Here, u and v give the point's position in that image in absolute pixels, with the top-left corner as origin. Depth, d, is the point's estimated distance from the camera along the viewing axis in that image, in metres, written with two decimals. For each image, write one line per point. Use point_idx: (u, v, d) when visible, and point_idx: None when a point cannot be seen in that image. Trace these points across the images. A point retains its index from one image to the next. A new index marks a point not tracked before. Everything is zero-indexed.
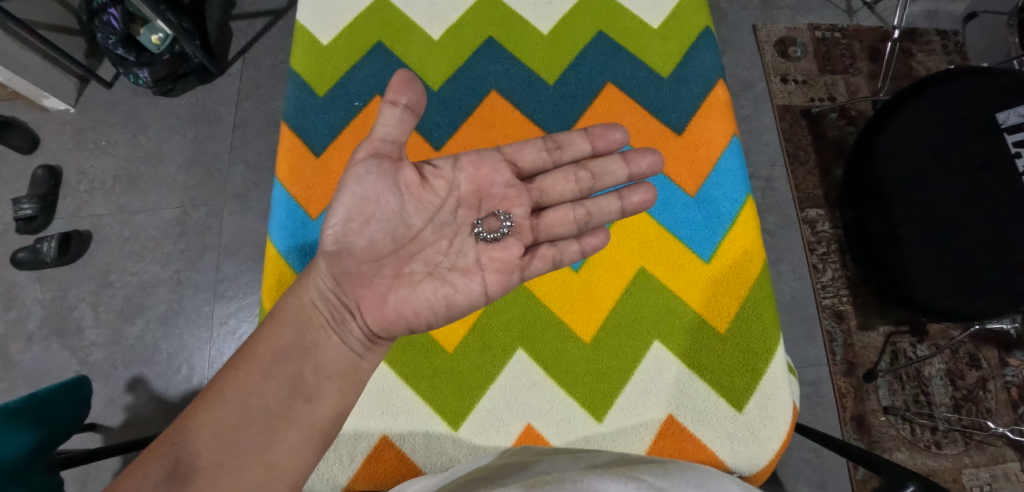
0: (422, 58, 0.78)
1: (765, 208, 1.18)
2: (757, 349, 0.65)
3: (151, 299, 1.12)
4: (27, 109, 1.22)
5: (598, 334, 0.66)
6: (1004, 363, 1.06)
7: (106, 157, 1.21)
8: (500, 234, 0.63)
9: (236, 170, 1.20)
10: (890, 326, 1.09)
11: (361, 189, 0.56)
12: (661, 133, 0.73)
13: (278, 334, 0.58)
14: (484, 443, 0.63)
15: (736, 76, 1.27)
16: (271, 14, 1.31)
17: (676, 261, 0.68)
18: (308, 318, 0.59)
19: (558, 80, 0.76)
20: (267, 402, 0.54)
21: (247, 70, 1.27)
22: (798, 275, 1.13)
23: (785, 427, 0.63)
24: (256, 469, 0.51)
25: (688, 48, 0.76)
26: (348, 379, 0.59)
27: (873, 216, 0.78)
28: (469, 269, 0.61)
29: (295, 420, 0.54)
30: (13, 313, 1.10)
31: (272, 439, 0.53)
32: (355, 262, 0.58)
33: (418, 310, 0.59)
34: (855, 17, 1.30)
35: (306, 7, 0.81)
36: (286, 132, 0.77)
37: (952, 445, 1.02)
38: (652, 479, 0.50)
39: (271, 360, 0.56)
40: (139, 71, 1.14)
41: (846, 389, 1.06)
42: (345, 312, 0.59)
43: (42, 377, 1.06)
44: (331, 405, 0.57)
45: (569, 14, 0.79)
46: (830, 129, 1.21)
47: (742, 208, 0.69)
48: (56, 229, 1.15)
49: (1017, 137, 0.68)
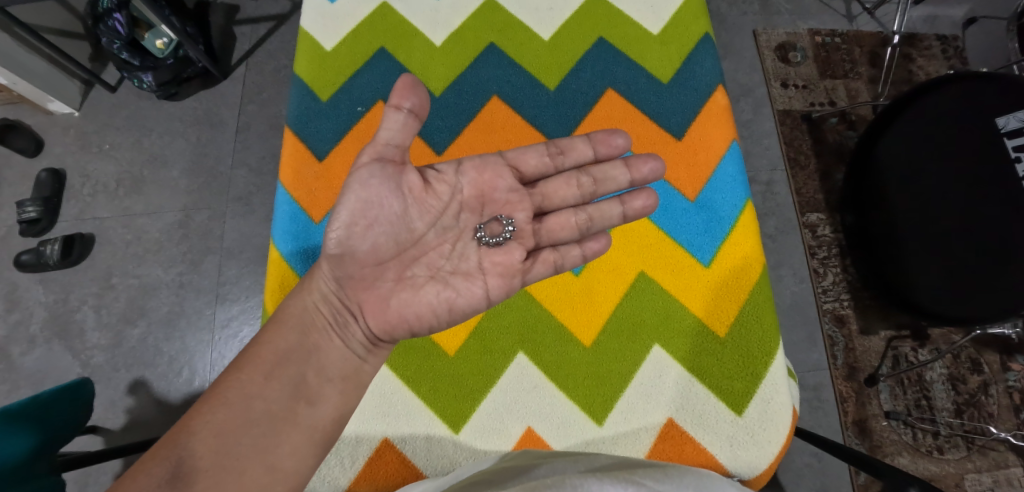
0: (424, 64, 0.79)
1: (766, 212, 1.18)
2: (757, 353, 0.65)
3: (153, 301, 1.12)
4: (32, 113, 1.23)
5: (598, 337, 0.66)
6: (1006, 368, 1.06)
7: (109, 160, 1.21)
8: (502, 238, 0.63)
9: (239, 173, 1.21)
10: (891, 331, 1.09)
11: (364, 193, 0.57)
12: (661, 138, 0.74)
13: (281, 337, 0.58)
14: (484, 446, 0.64)
15: (736, 81, 1.27)
16: (274, 18, 1.32)
17: (676, 266, 0.68)
18: (311, 320, 0.60)
19: (559, 85, 0.77)
20: (269, 404, 0.54)
21: (250, 74, 1.28)
22: (799, 279, 1.13)
23: (785, 431, 0.63)
24: (257, 471, 0.51)
25: (688, 54, 0.77)
26: (350, 382, 0.59)
27: (871, 220, 0.77)
28: (471, 273, 0.61)
29: (297, 423, 0.55)
30: (15, 315, 1.11)
31: (273, 442, 0.53)
32: (358, 265, 0.59)
33: (421, 313, 0.59)
34: (854, 23, 1.31)
35: (309, 13, 0.82)
36: (289, 136, 0.77)
37: (954, 450, 1.02)
38: (652, 483, 0.50)
39: (274, 363, 0.56)
40: (144, 75, 1.16)
41: (847, 393, 1.06)
42: (348, 316, 0.60)
43: (44, 379, 1.07)
44: (333, 407, 0.57)
45: (570, 21, 0.79)
46: (830, 134, 1.22)
47: (743, 213, 0.70)
48: (59, 232, 1.16)
49: (1017, 141, 0.68)
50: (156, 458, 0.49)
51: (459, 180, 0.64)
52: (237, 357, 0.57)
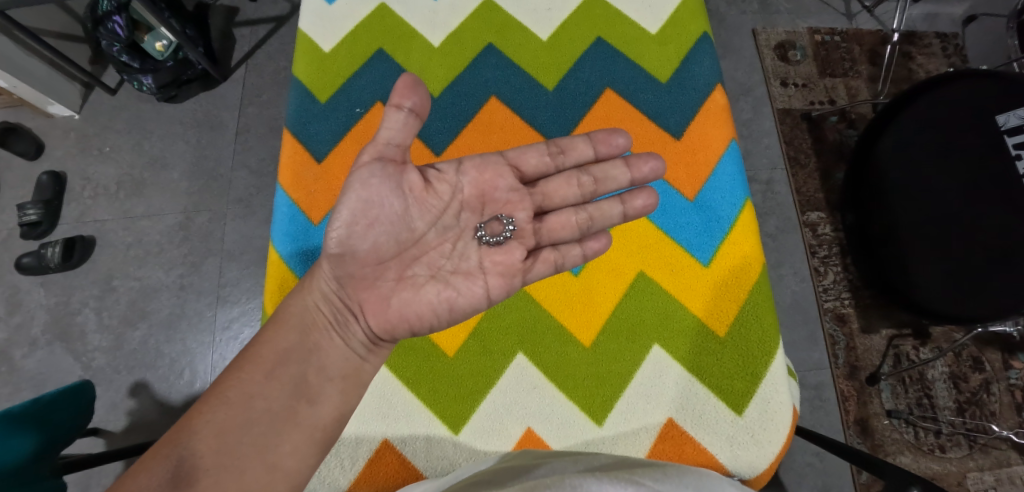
0: (423, 65, 0.79)
1: (766, 211, 1.18)
2: (757, 352, 0.65)
3: (154, 304, 1.12)
4: (33, 116, 1.24)
5: (598, 338, 0.66)
6: (1008, 366, 1.05)
7: (110, 163, 1.22)
8: (502, 237, 0.63)
9: (239, 175, 1.21)
10: (892, 329, 1.09)
11: (365, 193, 0.57)
12: (660, 137, 0.73)
13: (282, 336, 0.58)
14: (484, 447, 0.64)
15: (736, 80, 1.27)
16: (274, 20, 1.32)
17: (675, 265, 0.68)
18: (312, 320, 0.60)
19: (558, 86, 0.77)
20: (270, 403, 0.54)
21: (249, 76, 1.28)
22: (800, 278, 1.13)
23: (786, 431, 0.63)
24: (259, 470, 0.51)
25: (687, 53, 0.77)
26: (351, 381, 0.59)
27: (872, 219, 0.77)
28: (472, 272, 0.61)
29: (298, 421, 0.55)
30: (17, 318, 1.11)
31: (274, 440, 0.53)
32: (359, 265, 0.59)
33: (422, 312, 0.59)
34: (854, 21, 1.31)
35: (308, 16, 0.82)
36: (288, 138, 0.78)
37: (956, 449, 1.02)
38: (652, 482, 0.50)
39: (275, 362, 0.56)
40: (143, 78, 1.16)
41: (848, 392, 1.06)
42: (349, 315, 0.60)
43: (46, 381, 1.07)
44: (334, 407, 0.57)
45: (568, 21, 0.79)
46: (830, 132, 1.21)
47: (742, 213, 0.70)
48: (60, 234, 1.16)
49: (1017, 140, 0.68)
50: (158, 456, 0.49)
51: (461, 180, 0.64)
52: (238, 357, 0.57)
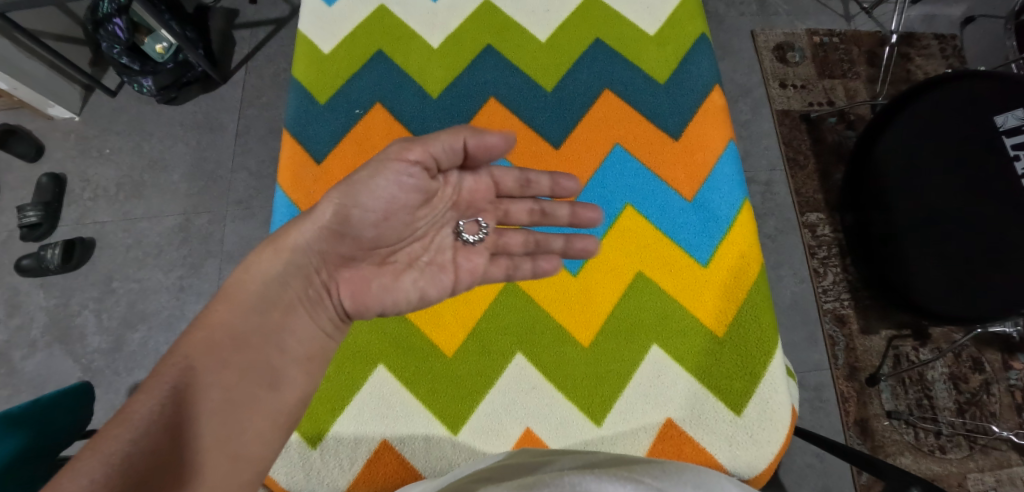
0: (422, 67, 0.79)
1: (765, 212, 1.18)
2: (757, 352, 0.64)
3: (153, 305, 1.12)
4: (33, 118, 1.24)
5: (597, 338, 0.66)
6: (1007, 366, 1.05)
7: (110, 165, 1.22)
8: (478, 237, 0.65)
9: (239, 177, 1.21)
10: (891, 330, 1.09)
11: (392, 188, 0.57)
12: (658, 138, 0.74)
13: (234, 317, 0.54)
14: (483, 446, 0.64)
15: (735, 82, 1.28)
16: (273, 22, 1.32)
17: (673, 266, 0.68)
18: (275, 297, 0.56)
19: (556, 86, 0.77)
20: (229, 392, 0.50)
21: (250, 78, 1.29)
22: (799, 279, 1.13)
23: (784, 430, 0.63)
24: (221, 461, 0.47)
25: (683, 55, 0.77)
26: (316, 361, 0.57)
27: (872, 220, 0.77)
28: (445, 264, 0.63)
29: (262, 408, 0.51)
30: (17, 320, 1.11)
31: (236, 429, 0.49)
32: (353, 246, 0.58)
33: (399, 301, 0.60)
34: (852, 23, 1.31)
35: (307, 17, 0.83)
36: (287, 138, 0.78)
37: (955, 450, 1.02)
38: (651, 480, 0.49)
39: (232, 349, 0.52)
40: (144, 80, 1.16)
41: (847, 393, 1.06)
42: (320, 290, 0.58)
43: (44, 383, 1.07)
44: (298, 389, 0.55)
45: (566, 22, 0.80)
46: (829, 133, 1.21)
47: (739, 213, 0.70)
48: (60, 236, 1.16)
49: (1016, 140, 0.68)
50: (88, 450, 0.42)
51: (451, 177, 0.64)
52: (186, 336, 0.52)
